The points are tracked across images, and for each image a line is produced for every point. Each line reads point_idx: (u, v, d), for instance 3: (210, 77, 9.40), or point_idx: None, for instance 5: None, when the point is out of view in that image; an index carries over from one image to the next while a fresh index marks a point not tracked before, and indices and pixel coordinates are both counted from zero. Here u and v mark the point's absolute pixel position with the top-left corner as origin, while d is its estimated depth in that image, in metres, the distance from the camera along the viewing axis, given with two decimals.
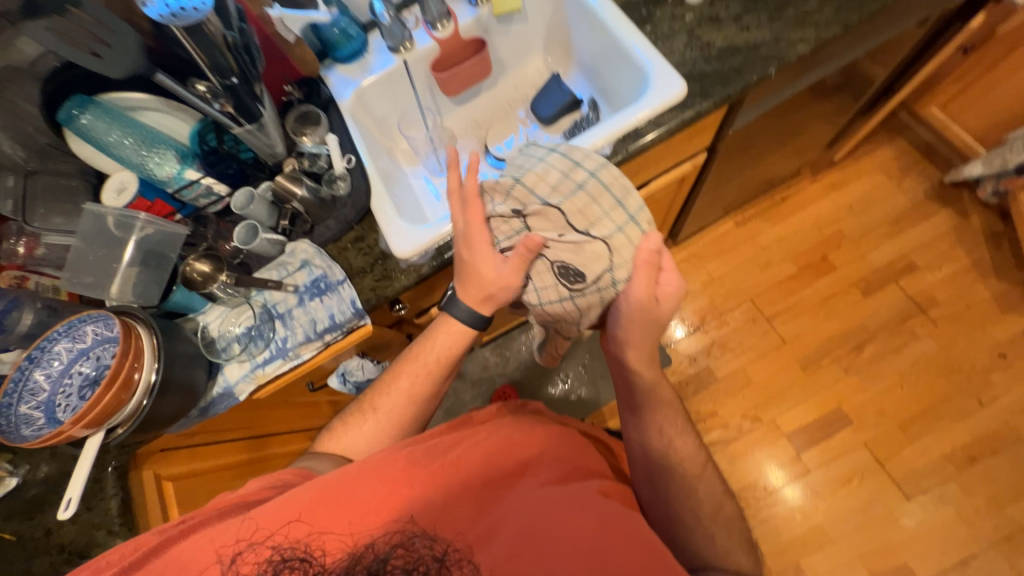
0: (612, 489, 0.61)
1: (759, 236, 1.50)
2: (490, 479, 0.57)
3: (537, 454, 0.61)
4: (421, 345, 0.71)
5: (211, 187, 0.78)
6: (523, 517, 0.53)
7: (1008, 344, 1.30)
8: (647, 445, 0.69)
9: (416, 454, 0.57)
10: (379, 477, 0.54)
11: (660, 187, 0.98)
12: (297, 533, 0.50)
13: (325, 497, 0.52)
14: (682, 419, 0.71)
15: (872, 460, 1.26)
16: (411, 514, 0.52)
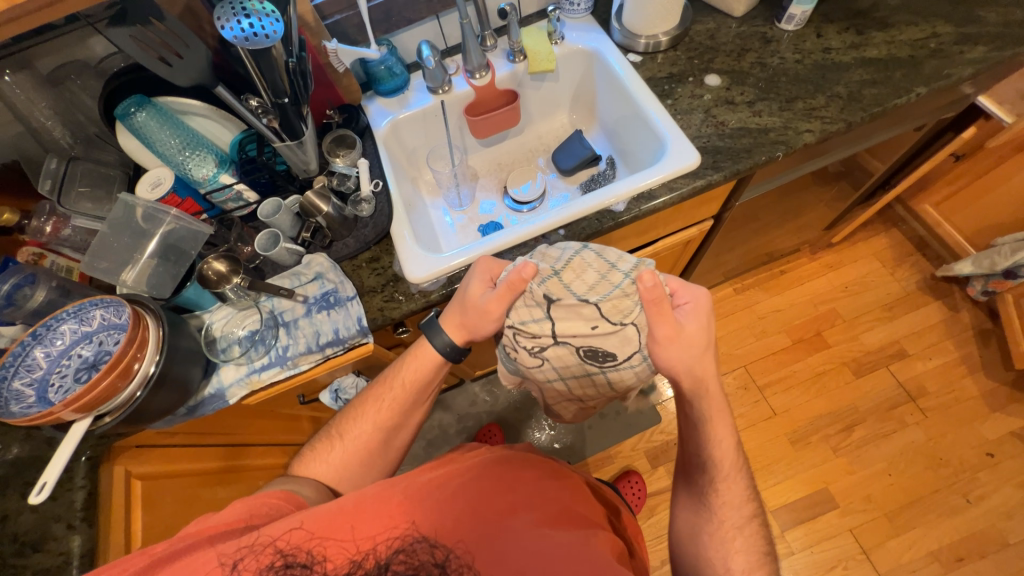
0: (607, 541, 0.59)
1: (755, 305, 1.54)
2: (486, 520, 0.55)
3: (532, 495, 0.60)
4: (392, 373, 0.72)
5: (241, 193, 0.82)
6: (518, 546, 0.53)
7: (995, 443, 1.30)
8: (690, 494, 0.68)
9: (411, 490, 0.56)
10: (374, 511, 0.53)
11: (667, 246, 1.02)
12: (300, 549, 0.51)
13: (327, 518, 0.53)
14: (735, 476, 0.66)
15: (857, 549, 1.23)
16: (410, 545, 0.52)
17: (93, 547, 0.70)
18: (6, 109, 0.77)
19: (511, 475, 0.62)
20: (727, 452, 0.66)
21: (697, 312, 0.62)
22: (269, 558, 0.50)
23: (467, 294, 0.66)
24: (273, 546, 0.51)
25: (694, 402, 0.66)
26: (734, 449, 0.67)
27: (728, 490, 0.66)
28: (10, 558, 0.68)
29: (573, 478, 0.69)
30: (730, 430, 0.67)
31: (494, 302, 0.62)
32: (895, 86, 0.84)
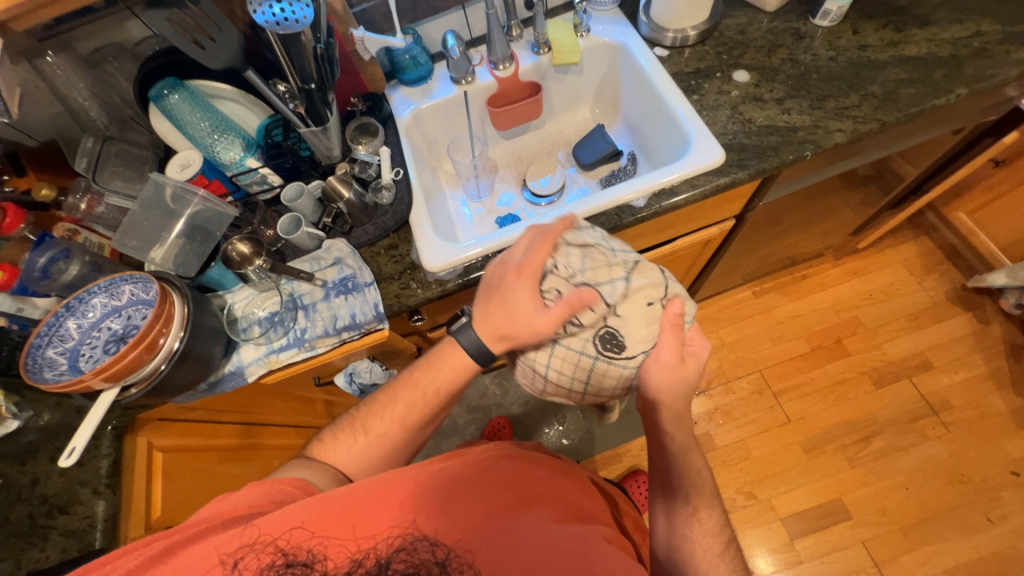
0: (612, 537, 0.61)
1: (774, 309, 1.51)
2: (493, 514, 0.56)
3: (537, 494, 0.61)
4: (421, 373, 0.68)
5: (266, 176, 0.83)
6: (520, 549, 0.53)
7: (1022, 462, 1.25)
8: (672, 529, 0.65)
9: (420, 483, 0.56)
10: (382, 501, 0.54)
11: (685, 245, 1.01)
12: (302, 546, 0.51)
13: (328, 515, 0.53)
14: (712, 504, 0.66)
15: (868, 561, 1.20)
16: (413, 544, 0.52)
17: (116, 512, 0.73)
18: (47, 89, 0.80)
19: (521, 469, 0.63)
20: (705, 481, 0.67)
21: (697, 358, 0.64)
22: (273, 555, 0.51)
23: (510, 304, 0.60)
24: (274, 545, 0.51)
25: (672, 431, 0.65)
26: (707, 476, 0.67)
27: (711, 518, 0.65)
28: (39, 519, 0.71)
29: (580, 478, 0.70)
30: (704, 460, 0.67)
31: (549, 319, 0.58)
32: (934, 86, 0.81)
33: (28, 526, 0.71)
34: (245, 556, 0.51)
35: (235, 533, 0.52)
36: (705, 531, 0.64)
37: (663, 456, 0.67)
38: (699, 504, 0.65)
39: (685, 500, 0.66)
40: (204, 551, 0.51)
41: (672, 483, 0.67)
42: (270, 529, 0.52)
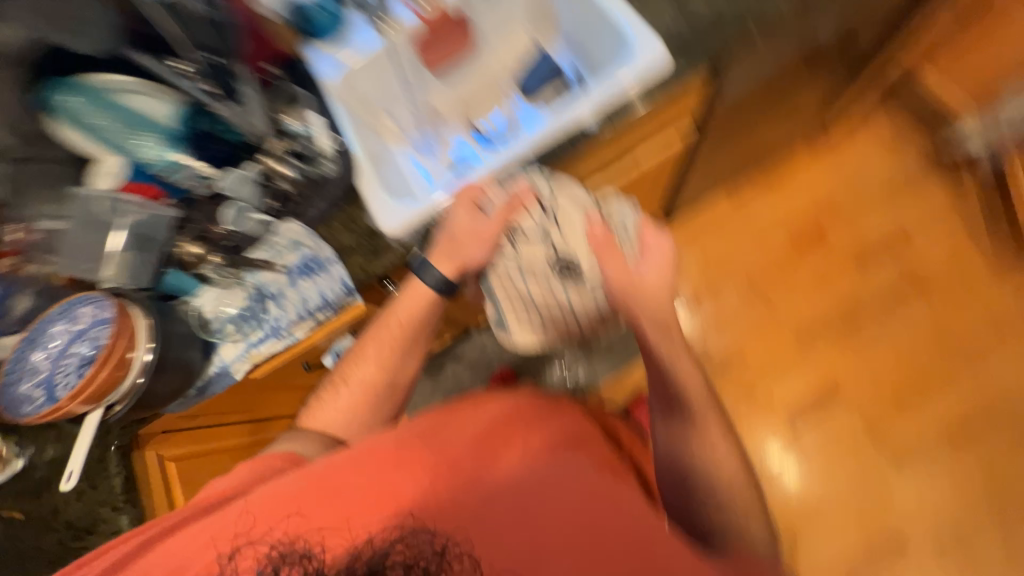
0: (610, 460, 0.61)
1: (753, 212, 1.48)
2: (482, 459, 0.57)
3: (521, 434, 0.60)
4: (387, 315, 0.74)
5: (199, 170, 0.78)
6: (510, 500, 0.54)
7: (999, 313, 1.31)
8: (673, 442, 0.67)
9: (403, 438, 0.58)
10: (369, 461, 0.56)
11: (648, 159, 0.98)
12: (298, 513, 0.54)
13: (311, 492, 0.55)
14: (710, 406, 0.67)
15: (861, 430, 1.29)
16: (404, 498, 0.54)
17: (142, 522, 0.77)
18: None
19: (506, 419, 0.62)
20: (703, 389, 0.67)
21: (660, 254, 0.70)
22: (275, 529, 0.53)
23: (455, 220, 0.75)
24: (273, 519, 0.54)
25: (659, 339, 0.68)
26: (703, 384, 0.68)
27: (711, 424, 0.66)
28: (71, 542, 0.74)
29: (574, 407, 0.70)
30: (693, 364, 0.68)
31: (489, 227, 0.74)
32: None
33: (63, 551, 0.74)
34: (249, 532, 0.54)
35: (238, 512, 0.55)
36: (707, 437, 0.65)
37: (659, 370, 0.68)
38: (698, 413, 0.66)
39: (684, 411, 0.67)
40: (215, 534, 0.54)
41: (670, 398, 0.67)
42: (266, 503, 0.55)
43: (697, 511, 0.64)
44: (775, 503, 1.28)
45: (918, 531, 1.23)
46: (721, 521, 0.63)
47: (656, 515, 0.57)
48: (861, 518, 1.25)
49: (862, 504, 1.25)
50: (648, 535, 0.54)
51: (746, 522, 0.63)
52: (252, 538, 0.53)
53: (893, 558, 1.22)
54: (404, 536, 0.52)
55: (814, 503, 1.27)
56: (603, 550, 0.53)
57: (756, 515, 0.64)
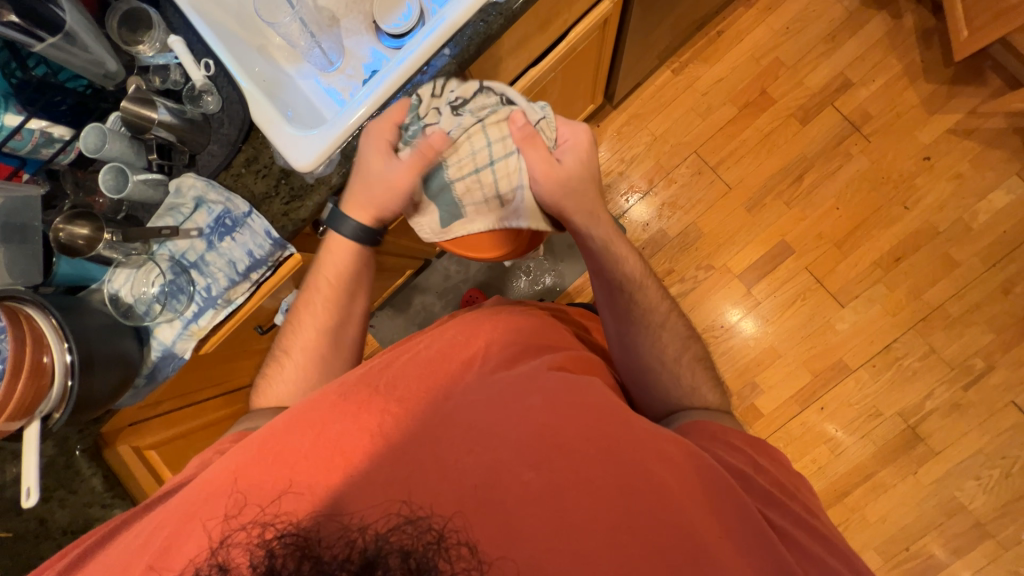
0: (572, 361, 0.56)
1: (697, 81, 1.42)
2: (434, 388, 0.51)
3: (482, 347, 0.56)
4: (315, 276, 0.69)
5: (46, 131, 0.64)
6: (484, 406, 0.48)
7: (932, 147, 1.35)
8: (621, 326, 0.67)
9: (347, 387, 0.51)
10: (307, 422, 0.48)
11: (578, 38, 0.88)
12: (225, 512, 0.43)
13: (253, 457, 0.46)
14: (647, 282, 0.69)
15: (813, 281, 1.37)
16: (347, 455, 0.45)
17: None
18: None
19: (466, 333, 0.58)
20: (638, 266, 0.69)
21: (575, 150, 0.67)
22: (193, 539, 0.42)
23: (365, 163, 0.65)
24: (194, 522, 0.43)
25: (589, 227, 0.69)
26: (635, 260, 0.70)
27: (649, 294, 0.68)
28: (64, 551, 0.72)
29: (539, 313, 0.66)
30: (629, 247, 0.70)
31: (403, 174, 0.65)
32: None
33: None
34: (163, 548, 0.42)
35: (155, 522, 0.45)
36: (648, 305, 0.67)
37: (595, 260, 0.68)
38: (636, 287, 0.67)
39: (625, 291, 0.67)
40: (129, 563, 0.43)
41: (608, 283, 0.68)
42: (188, 502, 0.45)
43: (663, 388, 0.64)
44: (740, 359, 1.38)
45: (862, 359, 1.34)
46: (680, 390, 0.64)
47: (642, 418, 0.49)
48: (813, 357, 1.36)
49: (815, 345, 1.36)
50: (634, 438, 0.46)
51: (700, 391, 0.64)
52: (167, 559, 0.42)
53: (840, 382, 1.34)
54: (341, 512, 0.40)
55: (771, 350, 1.37)
56: (586, 480, 0.43)
57: (705, 374, 0.66)
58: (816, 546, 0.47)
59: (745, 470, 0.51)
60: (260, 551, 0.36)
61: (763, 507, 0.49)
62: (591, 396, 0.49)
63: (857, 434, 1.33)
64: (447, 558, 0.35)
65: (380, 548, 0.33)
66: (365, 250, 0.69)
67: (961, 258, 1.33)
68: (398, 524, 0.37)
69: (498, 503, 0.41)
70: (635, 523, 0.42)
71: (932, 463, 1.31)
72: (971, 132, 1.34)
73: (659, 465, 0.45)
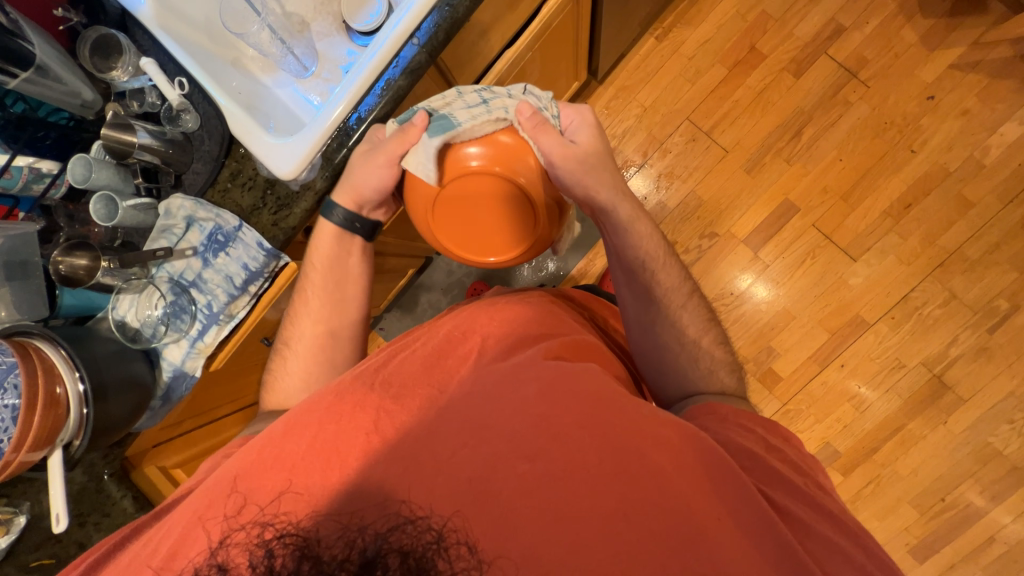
0: (569, 347, 0.55)
1: (683, 45, 1.38)
2: (434, 381, 0.51)
3: (480, 338, 0.56)
4: (306, 267, 0.71)
5: (34, 167, 0.66)
6: (483, 398, 0.48)
7: (936, 85, 1.29)
8: (645, 309, 0.65)
9: (346, 386, 0.51)
10: (305, 425, 0.48)
11: (550, 15, 0.86)
12: (225, 512, 0.44)
13: (255, 461, 0.46)
14: (668, 262, 0.68)
15: (821, 237, 1.33)
16: (345, 456, 0.45)
17: None
18: None
19: (464, 325, 0.57)
20: (662, 253, 0.68)
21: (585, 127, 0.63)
22: (196, 537, 0.43)
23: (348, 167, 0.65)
24: (198, 524, 0.44)
25: (614, 206, 0.65)
26: (657, 241, 0.68)
27: (670, 280, 0.67)
28: None
29: (540, 300, 0.66)
30: (651, 226, 0.68)
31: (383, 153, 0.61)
32: None
33: None
34: (170, 553, 0.43)
35: (162, 530, 0.46)
36: (668, 289, 0.66)
37: (617, 240, 0.66)
38: (657, 268, 0.66)
39: (647, 272, 0.66)
40: (137, 564, 0.45)
41: (630, 264, 0.66)
42: (193, 507, 0.46)
43: (666, 363, 0.64)
44: (753, 324, 1.35)
45: (879, 312, 1.31)
46: (699, 370, 0.63)
47: (641, 404, 0.49)
48: (829, 316, 1.33)
49: (829, 303, 1.33)
50: (632, 424, 0.46)
51: (718, 373, 0.63)
52: (171, 563, 0.43)
53: (858, 338, 1.31)
54: (344, 512, 0.41)
55: (784, 313, 1.34)
56: (582, 467, 0.43)
57: (721, 354, 0.65)
58: (824, 526, 0.45)
59: (755, 452, 0.50)
60: (260, 551, 0.37)
61: (767, 486, 0.48)
62: (589, 383, 0.49)
63: (881, 389, 1.30)
64: (446, 558, 0.36)
65: (379, 548, 0.34)
66: (354, 241, 0.70)
67: (975, 198, 1.28)
68: (397, 524, 0.38)
69: (504, 493, 0.41)
70: (631, 508, 0.42)
71: (962, 411, 1.27)
72: (976, 65, 1.28)
73: (661, 450, 0.45)
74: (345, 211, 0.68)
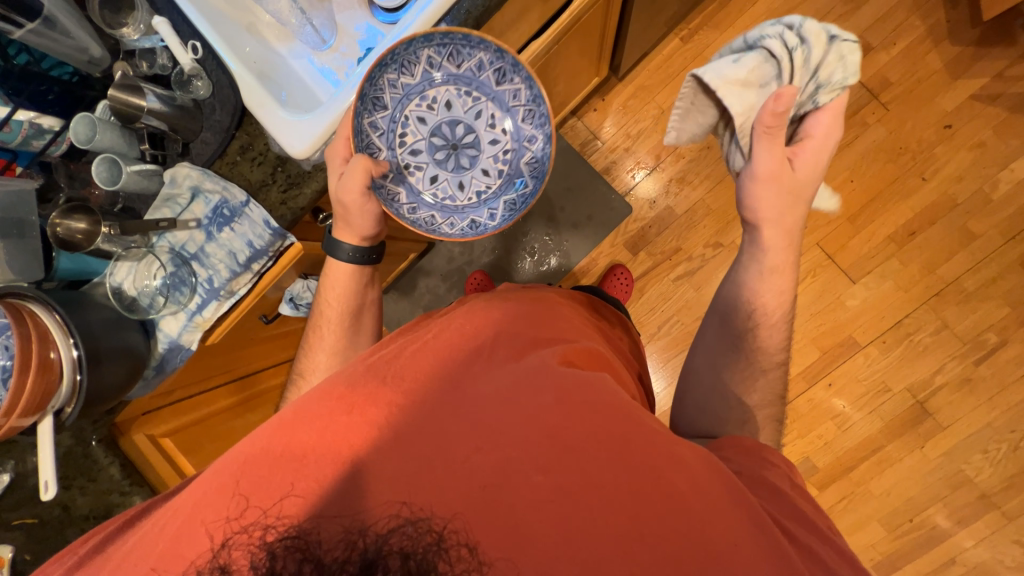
0: (581, 356, 0.55)
1: (707, 49, 1.35)
2: (443, 379, 0.51)
3: (490, 338, 0.55)
4: (321, 300, 0.73)
5: (35, 122, 0.63)
6: (488, 403, 0.48)
7: (954, 114, 1.29)
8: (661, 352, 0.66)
9: (356, 377, 0.51)
10: (315, 415, 0.48)
11: (580, 9, 0.83)
12: (227, 514, 0.43)
13: (260, 453, 0.46)
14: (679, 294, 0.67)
15: (824, 257, 1.34)
16: (354, 450, 0.45)
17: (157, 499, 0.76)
18: None
19: (478, 326, 0.57)
20: (775, 288, 0.66)
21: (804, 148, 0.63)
22: (196, 538, 0.43)
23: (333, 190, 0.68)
24: (197, 524, 0.43)
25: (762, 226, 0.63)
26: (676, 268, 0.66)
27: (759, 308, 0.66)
28: None
29: (560, 305, 0.65)
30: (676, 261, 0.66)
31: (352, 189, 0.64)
32: None
33: None
34: (166, 554, 0.43)
35: (167, 517, 0.46)
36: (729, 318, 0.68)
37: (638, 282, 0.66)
38: None
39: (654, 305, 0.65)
40: (136, 563, 0.44)
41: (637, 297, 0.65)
42: (193, 496, 0.45)
43: None
44: None
45: (872, 335, 1.32)
46: None
47: (656, 422, 0.49)
48: (822, 335, 1.34)
49: (824, 322, 1.34)
50: (645, 446, 0.46)
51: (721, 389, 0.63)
52: (170, 561, 0.43)
53: (848, 358, 1.33)
54: (345, 512, 0.41)
55: None
56: (589, 481, 0.43)
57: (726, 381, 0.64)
58: (844, 569, 0.45)
59: (778, 487, 0.51)
60: (260, 551, 0.38)
61: (786, 520, 0.48)
62: (600, 394, 0.48)
63: (864, 410, 1.33)
64: (447, 558, 0.36)
65: (380, 549, 0.35)
66: (365, 272, 0.73)
67: (979, 231, 1.29)
68: (397, 525, 0.39)
69: (505, 501, 0.42)
70: (644, 529, 0.42)
71: (940, 437, 1.31)
72: (996, 97, 1.27)
73: (677, 474, 0.45)
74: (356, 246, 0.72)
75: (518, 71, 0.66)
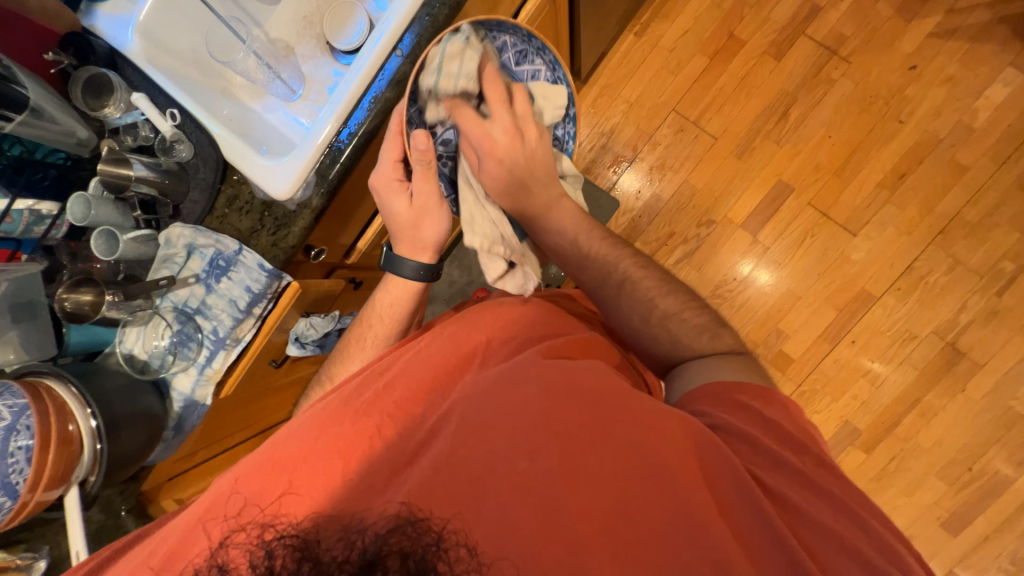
0: (574, 346, 0.55)
1: (662, 39, 1.40)
2: (434, 389, 0.51)
3: (485, 341, 0.56)
4: (371, 307, 0.73)
5: (34, 209, 0.66)
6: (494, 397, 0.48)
7: (916, 55, 1.30)
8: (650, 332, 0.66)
9: (350, 393, 0.53)
10: (314, 424, 0.49)
11: (526, 20, 0.88)
12: (225, 513, 0.44)
13: (262, 462, 0.47)
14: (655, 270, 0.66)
15: (819, 215, 1.33)
16: (349, 459, 0.46)
17: None
18: None
19: (466, 327, 0.58)
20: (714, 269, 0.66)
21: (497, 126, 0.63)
22: (197, 540, 0.43)
23: (396, 213, 0.68)
24: (201, 526, 0.44)
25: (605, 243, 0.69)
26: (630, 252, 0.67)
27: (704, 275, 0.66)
28: None
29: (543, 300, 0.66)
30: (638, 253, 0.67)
31: (422, 189, 0.65)
32: None
33: None
34: (168, 554, 0.43)
35: (162, 533, 0.46)
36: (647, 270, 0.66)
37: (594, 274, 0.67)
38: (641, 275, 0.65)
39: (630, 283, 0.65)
40: (137, 565, 0.44)
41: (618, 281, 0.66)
42: (199, 506, 0.46)
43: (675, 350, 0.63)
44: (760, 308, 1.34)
45: (885, 284, 1.30)
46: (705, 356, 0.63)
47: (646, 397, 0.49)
48: (835, 293, 1.32)
49: (834, 280, 1.32)
50: (635, 420, 0.46)
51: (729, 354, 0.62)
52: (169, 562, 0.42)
53: (867, 312, 1.30)
54: (343, 513, 0.41)
55: (790, 294, 1.34)
56: (598, 461, 0.43)
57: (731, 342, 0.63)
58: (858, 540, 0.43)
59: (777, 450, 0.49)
60: (260, 550, 0.36)
61: (765, 470, 0.47)
62: (589, 378, 0.49)
63: (894, 363, 1.29)
64: (446, 559, 0.34)
65: (379, 549, 0.33)
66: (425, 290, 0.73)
67: (968, 162, 1.28)
68: (396, 525, 0.36)
69: (522, 491, 0.41)
70: (631, 501, 0.42)
71: (979, 377, 1.26)
72: (953, 32, 1.29)
73: (661, 444, 0.45)
74: (416, 261, 0.71)
75: (543, 53, 0.67)
